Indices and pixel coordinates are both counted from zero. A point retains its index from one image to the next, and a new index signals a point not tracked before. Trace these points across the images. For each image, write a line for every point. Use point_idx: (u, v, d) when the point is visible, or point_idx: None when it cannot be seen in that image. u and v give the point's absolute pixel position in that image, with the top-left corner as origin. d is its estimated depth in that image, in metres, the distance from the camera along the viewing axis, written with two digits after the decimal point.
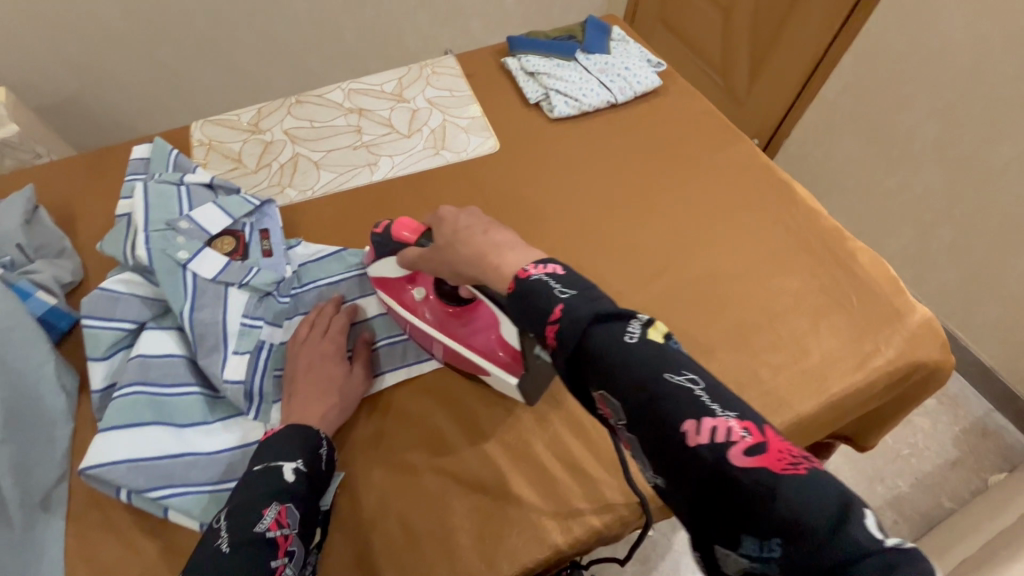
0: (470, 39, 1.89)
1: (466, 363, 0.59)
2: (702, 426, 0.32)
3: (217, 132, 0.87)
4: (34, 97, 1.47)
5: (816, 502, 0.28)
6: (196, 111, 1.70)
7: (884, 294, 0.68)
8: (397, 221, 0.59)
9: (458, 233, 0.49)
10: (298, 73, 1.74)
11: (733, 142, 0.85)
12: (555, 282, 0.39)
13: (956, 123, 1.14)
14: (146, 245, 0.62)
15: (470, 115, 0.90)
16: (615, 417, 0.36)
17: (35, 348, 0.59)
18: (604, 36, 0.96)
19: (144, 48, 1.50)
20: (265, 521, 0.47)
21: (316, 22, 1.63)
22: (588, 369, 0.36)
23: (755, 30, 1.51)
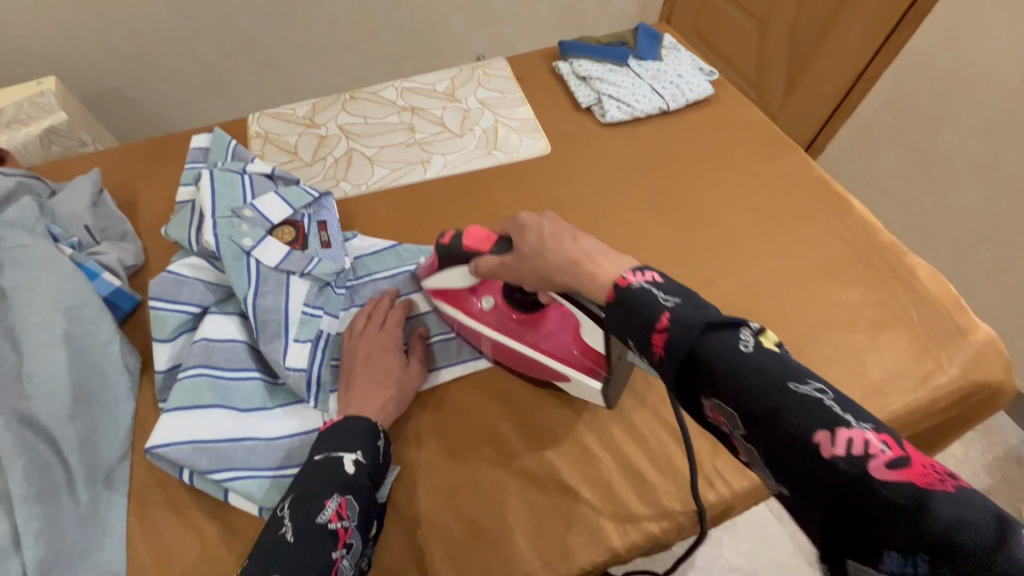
0: (505, 45, 1.91)
1: (543, 369, 0.59)
2: (837, 438, 0.31)
3: (273, 124, 0.89)
4: (82, 86, 1.52)
5: (971, 520, 0.28)
6: (234, 105, 1.73)
7: (946, 312, 0.67)
8: (465, 231, 0.59)
9: (545, 240, 0.48)
10: (336, 71, 1.76)
11: (786, 153, 0.84)
12: (659, 292, 0.38)
13: (1002, 143, 1.12)
14: (213, 231, 0.63)
15: (521, 117, 0.90)
16: (729, 424, 0.35)
17: (102, 327, 0.61)
18: (655, 43, 0.96)
19: (189, 43, 1.53)
20: (326, 512, 0.47)
21: (358, 22, 1.65)
22: (702, 375, 0.35)
23: (793, 44, 1.51)
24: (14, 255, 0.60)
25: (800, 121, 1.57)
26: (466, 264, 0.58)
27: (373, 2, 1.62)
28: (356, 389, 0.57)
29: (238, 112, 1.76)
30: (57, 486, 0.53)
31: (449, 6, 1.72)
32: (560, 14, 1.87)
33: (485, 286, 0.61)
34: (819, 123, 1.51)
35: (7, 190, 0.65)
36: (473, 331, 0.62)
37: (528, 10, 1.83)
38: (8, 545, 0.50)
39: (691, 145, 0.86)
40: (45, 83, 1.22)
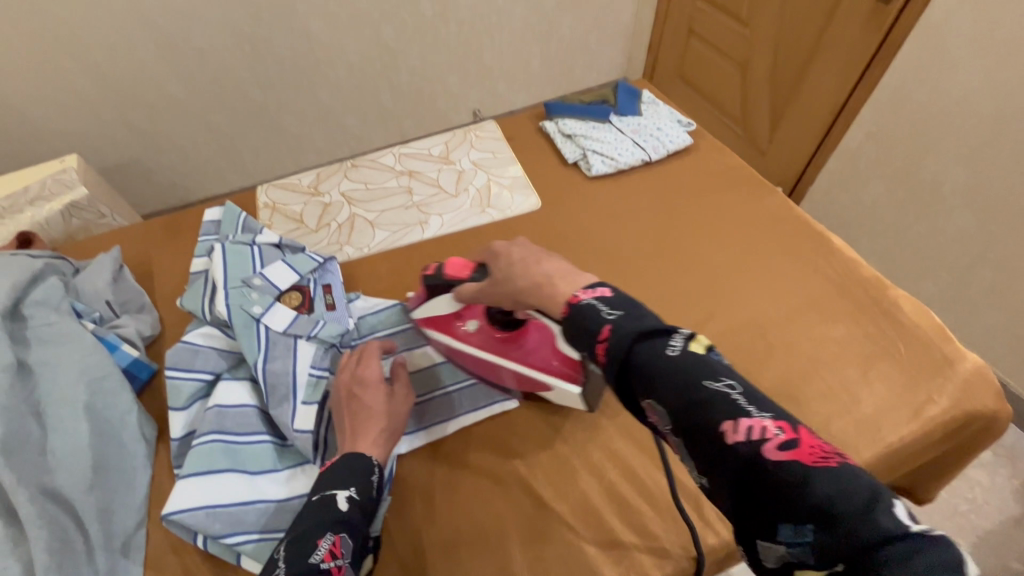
0: (503, 100, 2.03)
1: (529, 382, 0.64)
2: (739, 426, 0.35)
3: (280, 195, 0.95)
4: (105, 161, 1.63)
5: (850, 492, 0.31)
6: (246, 170, 1.83)
7: (933, 343, 0.69)
8: (447, 263, 0.64)
9: (515, 264, 0.53)
10: (344, 134, 1.87)
11: (767, 196, 0.89)
12: (603, 305, 0.43)
13: (983, 168, 1.15)
14: (225, 302, 0.67)
15: (512, 175, 0.96)
16: (661, 424, 0.39)
17: (121, 397, 0.65)
18: (634, 99, 1.03)
19: (205, 117, 1.65)
20: (318, 552, 0.46)
21: (363, 88, 1.76)
22: (635, 381, 0.40)
23: (775, 83, 1.62)
24: (43, 333, 0.66)
25: (787, 154, 1.66)
26: (450, 292, 0.64)
27: (376, 70, 1.73)
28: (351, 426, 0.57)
29: (249, 177, 1.86)
30: (78, 556, 0.55)
31: (449, 69, 1.83)
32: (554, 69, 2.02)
33: (468, 310, 0.65)
34: (806, 155, 1.59)
35: (36, 271, 0.71)
36: (465, 353, 0.66)
37: (523, 68, 1.96)
38: None
39: (675, 194, 0.90)
40: (67, 159, 1.30)
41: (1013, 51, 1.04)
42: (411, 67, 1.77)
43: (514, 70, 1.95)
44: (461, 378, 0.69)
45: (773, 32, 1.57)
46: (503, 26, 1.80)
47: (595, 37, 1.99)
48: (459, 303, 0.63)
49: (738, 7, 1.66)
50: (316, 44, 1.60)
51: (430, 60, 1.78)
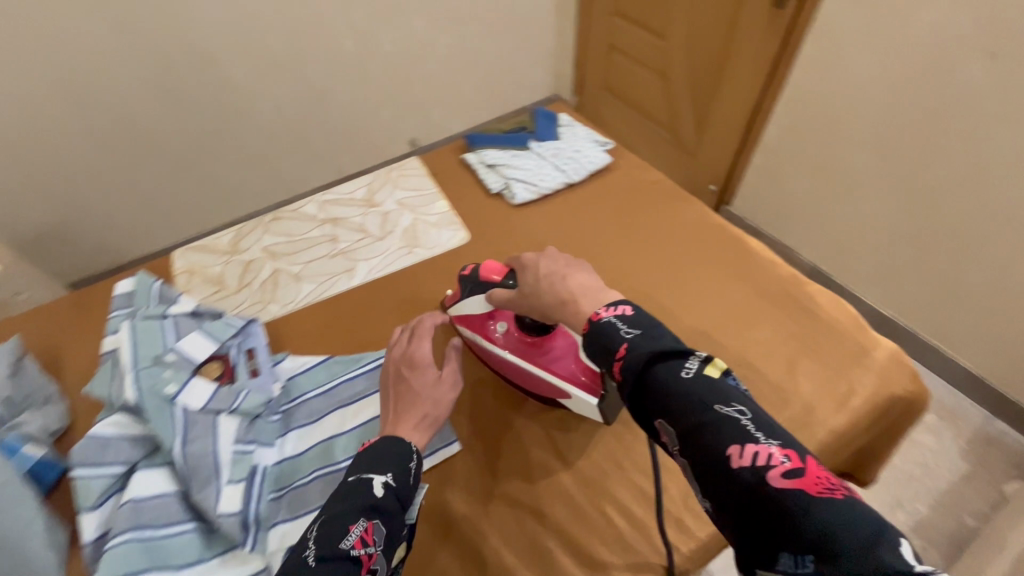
0: (438, 128, 2.03)
1: (547, 387, 0.69)
2: (746, 451, 0.39)
3: (198, 258, 0.91)
4: (17, 234, 1.52)
5: (848, 523, 0.35)
6: (176, 226, 1.75)
7: (848, 333, 0.72)
8: (485, 265, 0.71)
9: (540, 279, 0.61)
10: (279, 178, 1.82)
11: (685, 206, 0.91)
12: (623, 325, 0.50)
13: (889, 151, 1.23)
14: (134, 385, 0.63)
15: (438, 211, 0.95)
16: (671, 443, 0.45)
17: (22, 509, 0.58)
18: (552, 124, 1.05)
19: (127, 176, 1.58)
20: (350, 538, 0.46)
21: (295, 130, 1.73)
22: (647, 398, 0.46)
23: (694, 89, 1.66)
24: None
25: (715, 158, 1.68)
26: (485, 295, 0.69)
27: (304, 111, 1.70)
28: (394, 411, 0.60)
29: (179, 233, 1.77)
30: None
31: (379, 102, 1.82)
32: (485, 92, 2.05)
33: (501, 313, 0.71)
34: (735, 153, 1.61)
35: None
36: (492, 355, 0.71)
37: (454, 95, 1.97)
38: None
39: (598, 213, 0.92)
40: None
41: (898, 44, 1.12)
42: (338, 105, 1.76)
43: (445, 97, 1.96)
44: None
45: (687, 39, 1.61)
46: (428, 56, 1.82)
47: (523, 58, 2.04)
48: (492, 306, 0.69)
49: (648, 19, 1.70)
50: (233, 92, 1.57)
51: (358, 96, 1.77)
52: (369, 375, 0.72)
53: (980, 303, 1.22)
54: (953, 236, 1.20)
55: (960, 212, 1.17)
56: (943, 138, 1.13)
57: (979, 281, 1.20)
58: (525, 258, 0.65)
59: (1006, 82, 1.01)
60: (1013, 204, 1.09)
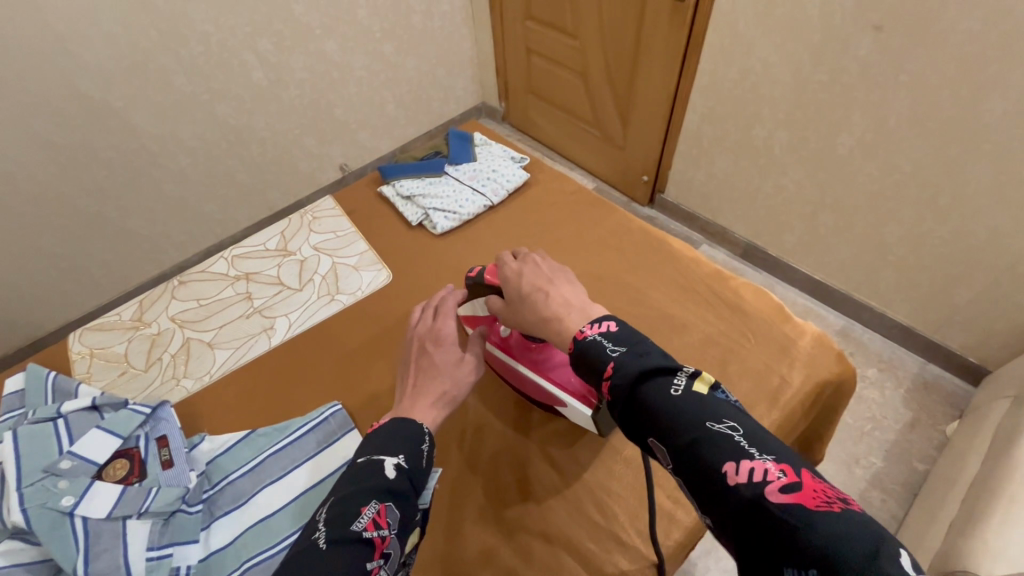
0: (362, 149, 1.96)
1: (543, 393, 0.66)
2: (740, 467, 0.36)
3: (98, 338, 0.83)
4: None
5: (850, 536, 0.31)
6: (87, 291, 1.61)
7: (774, 325, 0.73)
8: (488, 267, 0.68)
9: (525, 294, 0.58)
10: (196, 223, 1.70)
11: (607, 214, 0.91)
12: (608, 343, 0.46)
13: (800, 127, 1.27)
14: (21, 506, 0.55)
15: (358, 252, 0.91)
16: (665, 462, 0.41)
17: None
18: (467, 144, 1.03)
19: (22, 247, 1.43)
20: (362, 520, 0.44)
21: (206, 172, 1.62)
22: (636, 417, 0.42)
23: (614, 84, 1.67)
24: None
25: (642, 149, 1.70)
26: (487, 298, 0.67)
27: (213, 151, 1.60)
28: (413, 388, 0.59)
29: (92, 297, 1.63)
30: None
31: (294, 132, 1.74)
32: (406, 108, 2.00)
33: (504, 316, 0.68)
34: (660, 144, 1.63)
35: None
36: (493, 355, 0.69)
37: (374, 114, 1.91)
38: None
39: (523, 232, 0.90)
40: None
41: (792, 25, 1.16)
42: (257, 139, 1.67)
43: (365, 117, 1.89)
44: None
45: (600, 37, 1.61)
46: (347, 80, 1.76)
47: (442, 71, 2.02)
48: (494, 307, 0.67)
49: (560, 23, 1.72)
50: (142, 137, 1.46)
51: (277, 128, 1.69)
52: (298, 444, 0.67)
53: (902, 259, 1.27)
54: (869, 198, 1.25)
55: (872, 176, 1.21)
56: (846, 109, 1.17)
57: (899, 235, 1.24)
58: (508, 268, 0.61)
59: (893, 53, 1.05)
60: (917, 156, 1.12)
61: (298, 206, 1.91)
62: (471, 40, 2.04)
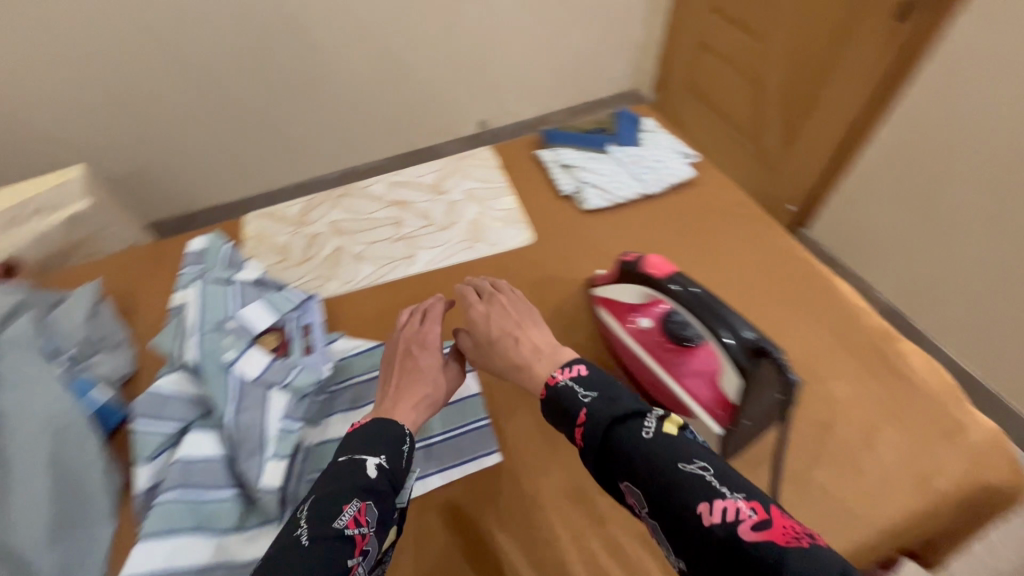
0: (504, 110, 2.00)
1: (668, 395, 0.63)
2: (714, 508, 0.43)
3: (266, 225, 0.93)
4: (106, 171, 1.62)
5: (813, 561, 0.39)
6: (243, 179, 1.81)
7: (940, 405, 0.65)
8: (646, 257, 0.66)
9: (495, 339, 0.64)
10: (341, 143, 1.84)
11: (767, 234, 0.85)
12: (580, 389, 0.55)
13: (1004, 195, 1.10)
14: (196, 347, 0.66)
15: (505, 207, 0.93)
16: (639, 502, 0.48)
17: (85, 446, 0.62)
18: (635, 127, 1.00)
19: (204, 128, 1.62)
20: (344, 518, 0.49)
21: (361, 99, 1.73)
22: (613, 459, 0.50)
23: (785, 99, 1.51)
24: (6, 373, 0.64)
25: (797, 175, 1.55)
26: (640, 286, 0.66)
27: (374, 81, 1.70)
28: (395, 390, 0.62)
29: (245, 185, 1.83)
30: None
31: (448, 80, 1.80)
32: (557, 78, 1.99)
33: (647, 309, 0.67)
34: (818, 175, 1.48)
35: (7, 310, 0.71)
36: (623, 344, 0.68)
37: (526, 78, 1.93)
38: None
39: (670, 229, 0.86)
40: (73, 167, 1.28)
41: None
42: (414, 79, 1.75)
43: (516, 79, 1.91)
44: (432, 431, 0.68)
45: (787, 44, 1.46)
46: (509, 38, 1.77)
47: (605, 48, 1.97)
48: (648, 296, 0.66)
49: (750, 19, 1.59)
50: (321, 55, 1.58)
51: (433, 71, 1.75)
52: None
53: None
54: None
55: None
56: None
57: None
58: (475, 310, 0.67)
59: None
60: None
61: (432, 150, 1.99)
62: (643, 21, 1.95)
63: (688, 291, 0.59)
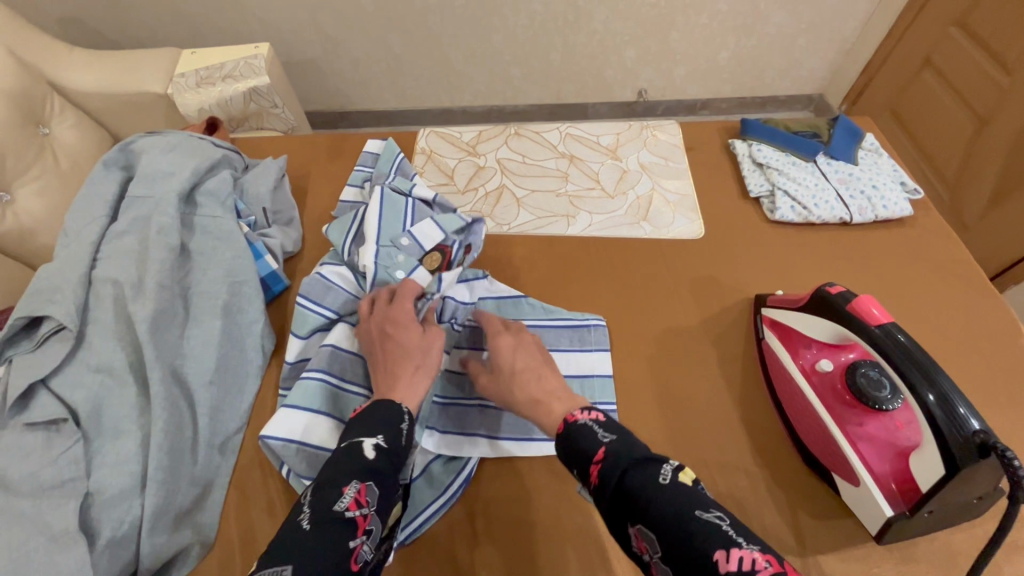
0: (668, 84, 1.87)
1: (830, 451, 0.56)
2: (731, 555, 0.35)
3: (439, 144, 0.93)
4: (285, 54, 1.70)
5: None
6: (399, 91, 1.85)
7: None
8: (858, 296, 0.56)
9: (516, 373, 0.55)
10: (497, 78, 1.81)
11: (976, 309, 0.73)
12: (599, 428, 0.47)
13: None
14: (372, 258, 0.68)
15: (680, 192, 0.86)
16: (650, 552, 0.40)
17: (252, 305, 0.68)
18: (853, 141, 0.87)
19: (379, 33, 1.64)
20: (344, 500, 0.44)
21: (532, 38, 1.68)
22: (624, 503, 0.42)
23: (1012, 159, 1.35)
24: (206, 224, 0.72)
25: (994, 244, 1.43)
26: (841, 326, 0.56)
27: (550, 22, 1.63)
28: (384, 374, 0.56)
29: (400, 97, 1.88)
30: (186, 442, 0.58)
31: (622, 38, 1.69)
32: (738, 62, 1.79)
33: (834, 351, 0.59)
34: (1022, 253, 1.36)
35: (213, 161, 0.78)
36: (791, 379, 0.61)
37: (704, 54, 1.76)
38: (134, 486, 0.54)
39: (858, 270, 0.77)
40: (260, 47, 1.36)
41: None
42: (589, 30, 1.66)
43: (693, 54, 1.76)
44: None
45: None
46: (702, 8, 1.61)
47: (804, 42, 1.74)
48: (844, 337, 0.57)
49: (1007, 51, 1.35)
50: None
51: (611, 27, 1.65)
52: (554, 332, 0.69)
53: None
54: None
55: None
56: None
57: None
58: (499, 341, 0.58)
59: None
60: None
61: (582, 107, 1.93)
62: (862, 20, 1.68)
63: (896, 341, 0.52)
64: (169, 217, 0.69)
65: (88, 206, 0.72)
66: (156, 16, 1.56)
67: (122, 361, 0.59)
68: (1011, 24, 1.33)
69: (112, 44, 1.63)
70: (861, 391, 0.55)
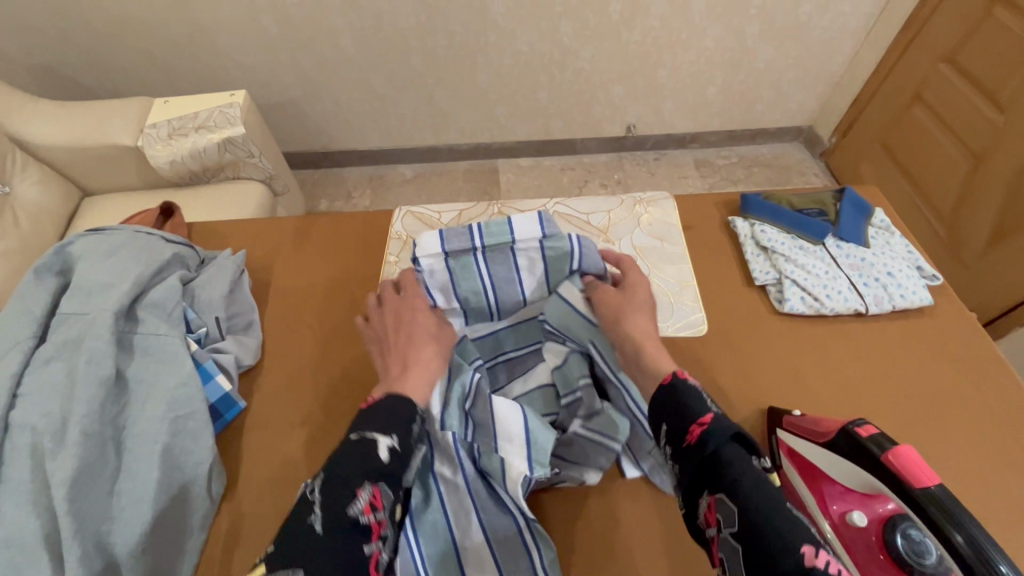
0: (658, 118, 1.81)
1: None
2: (820, 554, 0.37)
3: (416, 228, 0.85)
4: (262, 98, 1.63)
5: None
6: (383, 131, 1.79)
7: None
8: (894, 447, 0.49)
9: (615, 308, 0.63)
10: (484, 115, 1.75)
11: (1008, 412, 0.66)
12: (709, 397, 0.50)
13: None
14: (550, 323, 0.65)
15: (679, 279, 0.78)
16: (722, 522, 0.43)
17: (198, 442, 0.59)
18: (862, 219, 0.80)
19: (362, 77, 1.59)
20: (358, 503, 0.44)
21: (518, 77, 1.63)
22: (713, 471, 0.45)
23: (1011, 198, 1.30)
24: (148, 344, 0.63)
25: (994, 286, 1.37)
26: (875, 479, 0.50)
27: (538, 60, 1.58)
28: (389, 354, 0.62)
29: (382, 137, 1.81)
30: None
31: (610, 75, 1.65)
32: (728, 97, 1.76)
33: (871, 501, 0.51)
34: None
35: (160, 263, 0.69)
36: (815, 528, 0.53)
37: (691, 91, 1.73)
38: None
39: (875, 368, 0.70)
40: (235, 94, 1.27)
41: None
42: (577, 68, 1.61)
43: (682, 91, 1.72)
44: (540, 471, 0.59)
45: None
46: (690, 44, 1.57)
47: (793, 76, 1.71)
48: (879, 489, 0.50)
49: (999, 89, 1.31)
50: (489, 24, 1.47)
51: (598, 65, 1.61)
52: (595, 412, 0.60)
53: None
54: None
55: None
56: None
57: None
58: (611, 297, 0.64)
59: None
60: None
61: (570, 143, 1.88)
62: (848, 54, 1.66)
63: (936, 503, 0.46)
64: (103, 341, 0.60)
65: (11, 325, 0.63)
66: (123, 63, 1.49)
67: (35, 534, 0.51)
68: (1005, 61, 1.29)
69: (77, 93, 1.56)
70: (901, 560, 0.47)
